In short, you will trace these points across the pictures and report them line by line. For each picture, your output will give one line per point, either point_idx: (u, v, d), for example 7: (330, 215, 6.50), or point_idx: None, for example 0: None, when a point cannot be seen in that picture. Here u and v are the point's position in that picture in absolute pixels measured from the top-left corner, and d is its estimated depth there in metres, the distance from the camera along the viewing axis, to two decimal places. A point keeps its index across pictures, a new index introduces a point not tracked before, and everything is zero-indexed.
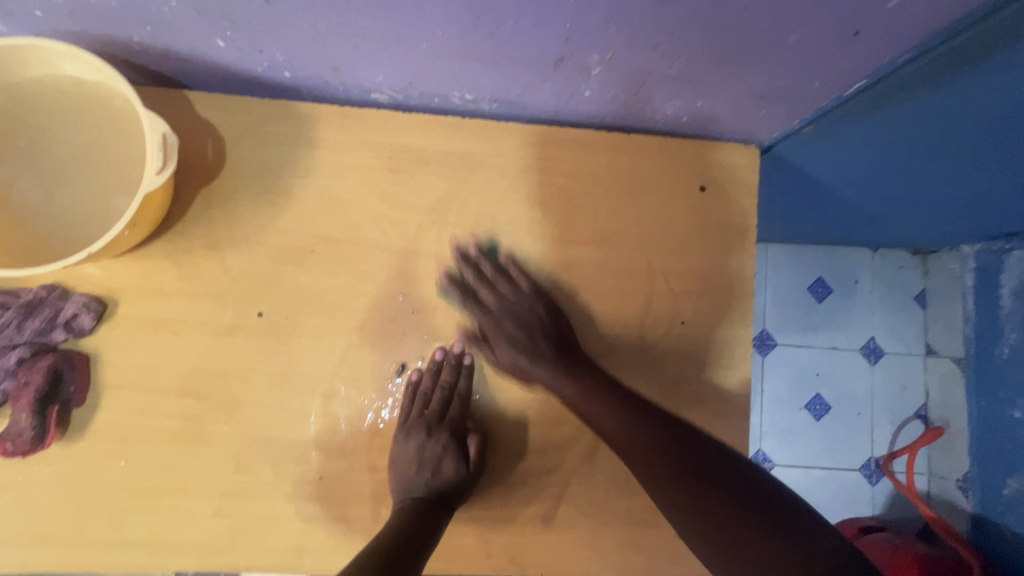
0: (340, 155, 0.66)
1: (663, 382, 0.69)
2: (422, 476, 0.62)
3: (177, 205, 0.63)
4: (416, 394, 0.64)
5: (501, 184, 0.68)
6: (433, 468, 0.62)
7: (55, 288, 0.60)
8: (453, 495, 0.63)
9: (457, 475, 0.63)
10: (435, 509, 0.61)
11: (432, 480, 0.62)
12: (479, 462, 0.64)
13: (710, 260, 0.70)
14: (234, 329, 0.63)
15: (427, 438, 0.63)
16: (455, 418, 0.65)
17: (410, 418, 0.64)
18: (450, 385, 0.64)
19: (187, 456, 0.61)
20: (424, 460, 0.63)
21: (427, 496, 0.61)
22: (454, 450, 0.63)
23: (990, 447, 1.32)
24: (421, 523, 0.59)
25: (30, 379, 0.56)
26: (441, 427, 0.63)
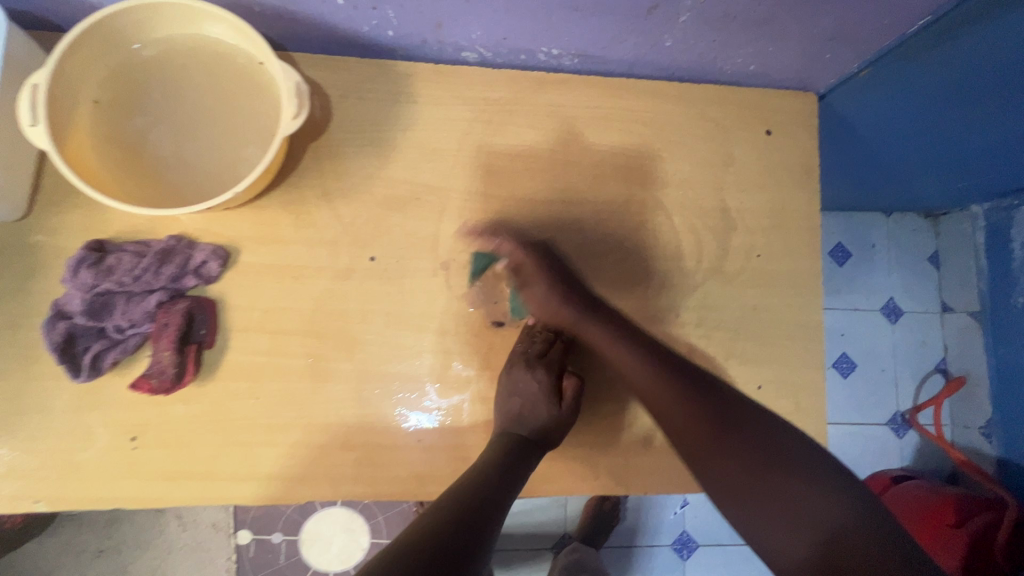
0: (437, 110, 0.70)
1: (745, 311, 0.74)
2: (520, 410, 0.65)
3: (291, 159, 0.67)
4: (530, 334, 0.69)
5: (586, 132, 0.73)
6: (530, 405, 0.65)
7: (182, 238, 0.63)
8: (543, 433, 0.65)
9: (551, 414, 0.65)
10: (526, 447, 0.63)
11: (529, 417, 0.64)
12: (573, 404, 0.67)
13: (779, 198, 0.76)
14: (349, 273, 0.67)
15: (526, 373, 0.66)
16: (554, 360, 0.68)
17: (514, 357, 0.67)
18: (558, 330, 0.69)
19: (312, 393, 0.65)
20: (526, 395, 0.65)
21: (521, 434, 0.64)
22: (552, 391, 0.66)
23: (1011, 395, 1.40)
24: (515, 461, 0.61)
25: (170, 320, 0.60)
26: (545, 366, 0.66)
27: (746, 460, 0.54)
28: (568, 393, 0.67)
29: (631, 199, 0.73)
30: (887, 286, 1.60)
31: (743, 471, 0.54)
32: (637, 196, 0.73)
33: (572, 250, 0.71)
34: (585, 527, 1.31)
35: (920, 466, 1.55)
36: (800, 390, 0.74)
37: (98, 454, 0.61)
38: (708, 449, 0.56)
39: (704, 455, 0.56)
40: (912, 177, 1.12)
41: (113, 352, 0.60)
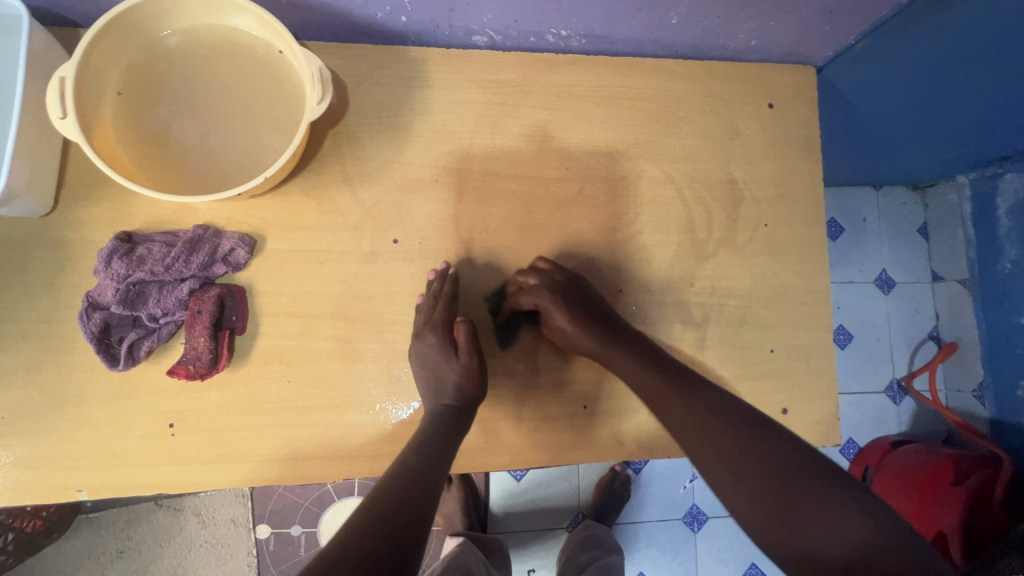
0: (451, 94, 0.72)
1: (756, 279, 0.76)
2: (438, 385, 0.64)
3: (311, 147, 0.69)
4: (419, 310, 0.67)
5: (596, 111, 0.75)
6: (438, 375, 0.64)
7: (209, 228, 0.64)
8: (466, 396, 0.64)
9: (462, 374, 0.65)
10: (456, 413, 0.64)
11: (445, 387, 0.64)
12: (470, 348, 0.66)
13: (784, 168, 0.78)
14: (374, 256, 0.68)
15: (422, 346, 0.65)
16: (443, 322, 0.65)
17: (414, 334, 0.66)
18: (436, 292, 0.67)
19: (344, 374, 0.66)
20: (434, 367, 0.64)
21: (446, 403, 0.64)
22: (448, 350, 0.65)
23: (1002, 357, 1.45)
24: (445, 433, 0.61)
25: (203, 307, 0.61)
26: (430, 330, 0.65)
27: (761, 468, 0.53)
28: (464, 343, 0.66)
29: (642, 175, 0.75)
30: (880, 258, 1.65)
31: (756, 481, 0.53)
32: (648, 172, 0.75)
33: (588, 226, 0.73)
34: (597, 504, 1.33)
35: (917, 431, 1.61)
36: (812, 353, 0.77)
37: (136, 442, 0.62)
38: (724, 457, 0.55)
39: (720, 463, 0.55)
40: (902, 149, 1.16)
41: (148, 341, 0.61)
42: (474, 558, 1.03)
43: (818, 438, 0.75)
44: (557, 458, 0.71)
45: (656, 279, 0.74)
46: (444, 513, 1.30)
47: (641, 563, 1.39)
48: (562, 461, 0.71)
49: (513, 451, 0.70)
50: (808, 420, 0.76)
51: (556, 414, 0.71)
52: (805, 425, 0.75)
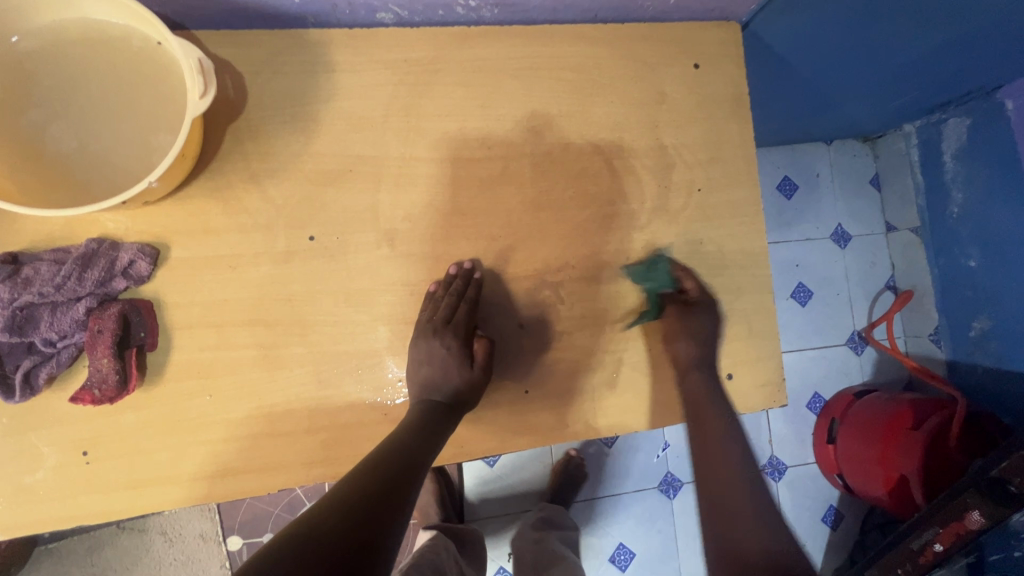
0: (357, 77, 0.68)
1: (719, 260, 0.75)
2: (435, 379, 0.64)
3: (209, 145, 0.64)
4: (430, 301, 0.66)
5: (515, 85, 0.72)
6: (442, 370, 0.64)
7: (104, 241, 0.60)
8: (461, 398, 0.64)
9: (465, 376, 0.65)
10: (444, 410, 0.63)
11: (443, 382, 0.64)
12: (484, 363, 0.66)
13: (714, 130, 0.76)
14: (290, 255, 0.65)
15: (434, 341, 0.64)
16: (463, 324, 0.66)
17: (427, 320, 0.65)
18: (460, 293, 0.66)
19: (270, 381, 0.63)
20: (437, 362, 0.64)
21: (440, 400, 0.64)
22: (462, 355, 0.65)
23: (955, 300, 1.48)
24: (436, 427, 0.61)
25: (103, 326, 0.57)
26: (448, 329, 0.64)
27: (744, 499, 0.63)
28: (480, 356, 0.66)
29: (567, 148, 0.73)
30: (835, 212, 1.66)
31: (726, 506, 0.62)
32: (573, 144, 0.73)
33: (515, 206, 0.71)
34: (552, 487, 1.34)
35: (880, 380, 1.64)
36: (754, 316, 0.76)
37: (48, 475, 0.58)
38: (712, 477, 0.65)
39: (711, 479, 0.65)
40: (843, 99, 1.16)
41: (47, 367, 0.57)
42: (442, 555, 1.00)
43: (762, 400, 0.75)
44: (502, 446, 0.69)
45: (589, 254, 0.72)
46: (418, 505, 1.25)
47: (620, 534, 1.41)
48: (507, 449, 0.69)
49: (457, 443, 0.68)
50: (754, 381, 0.75)
51: (499, 401, 0.69)
52: (750, 387, 0.75)
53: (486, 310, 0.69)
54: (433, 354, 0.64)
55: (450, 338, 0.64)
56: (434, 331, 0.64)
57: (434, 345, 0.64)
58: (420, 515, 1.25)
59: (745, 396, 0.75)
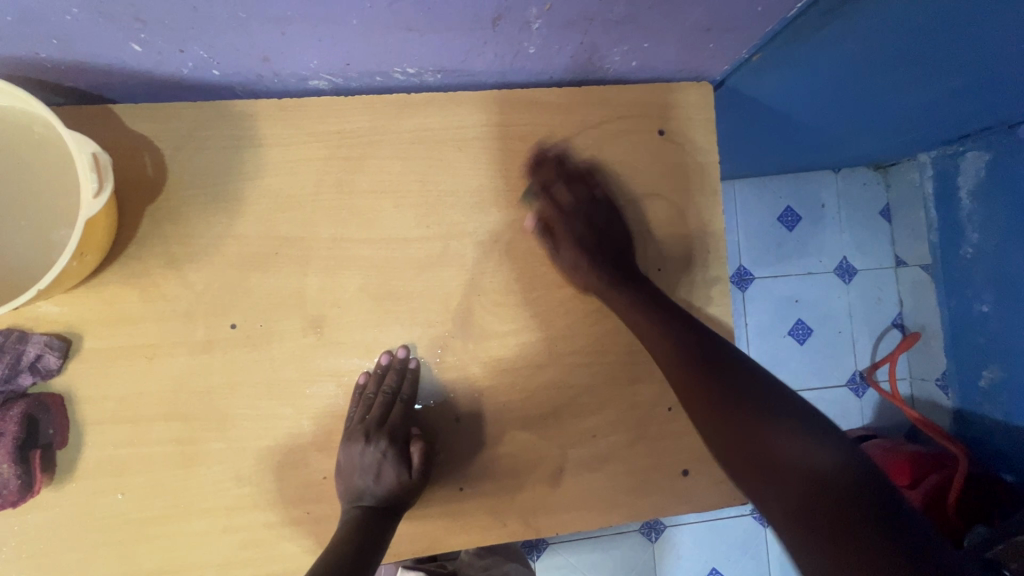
0: (286, 151, 0.63)
1: None
2: (367, 484, 0.61)
3: (126, 227, 0.61)
4: (361, 398, 0.62)
5: (459, 157, 0.67)
6: (374, 475, 0.61)
7: (11, 333, 0.57)
8: (396, 503, 0.61)
9: (399, 479, 0.61)
10: (378, 518, 0.60)
11: (375, 487, 0.60)
12: (423, 469, 0.62)
13: (677, 204, 0.71)
14: (210, 345, 0.61)
15: (366, 444, 0.61)
16: (396, 424, 0.63)
17: (358, 420, 0.62)
18: (393, 390, 0.62)
19: (186, 479, 0.60)
20: (368, 467, 0.61)
21: (372, 507, 0.60)
22: (396, 459, 0.61)
23: (964, 346, 1.39)
24: (368, 538, 0.57)
25: (5, 428, 0.55)
26: (381, 431, 0.61)
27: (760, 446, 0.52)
28: (415, 457, 0.62)
29: (513, 225, 0.67)
30: (840, 245, 1.57)
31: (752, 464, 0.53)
32: (520, 220, 0.67)
33: (455, 289, 0.66)
34: None
35: (880, 423, 1.56)
36: None
37: None
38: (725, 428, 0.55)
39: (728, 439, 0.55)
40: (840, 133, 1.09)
41: None
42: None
43: (723, 499, 0.70)
44: (434, 545, 0.65)
45: (535, 341, 0.67)
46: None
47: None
48: (440, 548, 0.65)
49: None
50: (713, 479, 0.69)
51: (431, 498, 0.65)
52: (708, 486, 0.69)
53: (426, 403, 0.65)
54: (366, 458, 0.61)
55: (384, 441, 0.61)
56: (368, 433, 0.61)
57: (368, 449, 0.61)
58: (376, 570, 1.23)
59: (703, 495, 0.69)
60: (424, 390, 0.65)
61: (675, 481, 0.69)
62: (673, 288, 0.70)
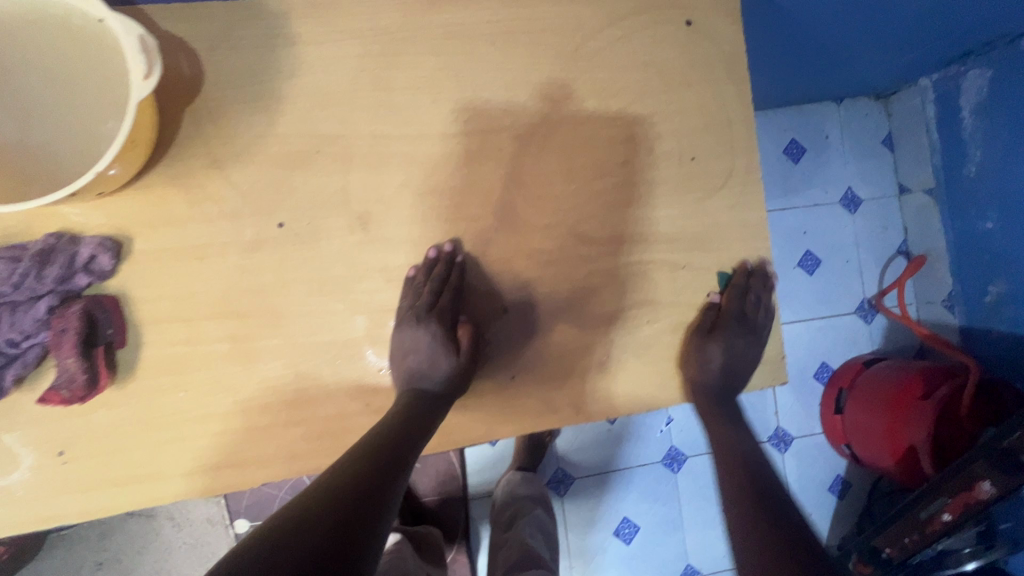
0: (320, 49, 0.63)
1: (727, 213, 0.71)
2: (422, 367, 0.62)
3: (167, 129, 0.60)
4: (411, 287, 0.64)
5: (491, 52, 0.67)
6: (426, 358, 0.62)
7: (63, 235, 0.57)
8: (451, 384, 0.63)
9: (450, 363, 0.63)
10: (436, 398, 0.62)
11: (430, 369, 0.62)
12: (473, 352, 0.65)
13: (708, 93, 0.71)
14: (260, 244, 0.62)
15: (418, 329, 0.62)
16: (445, 310, 0.63)
17: (409, 308, 0.63)
18: (442, 278, 0.63)
19: (246, 376, 0.61)
20: (421, 350, 0.62)
21: (430, 388, 0.62)
22: (446, 342, 0.63)
23: (970, 264, 1.41)
24: (427, 414, 0.60)
25: (67, 324, 0.55)
26: (431, 316, 0.62)
27: None
28: (465, 341, 0.64)
29: (548, 119, 0.68)
30: (845, 175, 1.59)
31: None
32: (555, 114, 0.68)
33: (496, 183, 0.67)
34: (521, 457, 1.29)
35: (888, 348, 1.58)
36: (754, 291, 0.72)
37: (25, 475, 0.57)
38: None
39: None
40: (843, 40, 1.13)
41: (13, 368, 0.55)
42: (407, 560, 0.94)
43: None
44: (490, 433, 0.67)
45: (577, 234, 0.68)
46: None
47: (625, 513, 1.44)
48: (496, 435, 0.67)
49: (443, 433, 0.66)
50: (753, 359, 0.72)
51: (484, 388, 0.67)
52: (749, 367, 0.72)
53: (471, 294, 0.67)
54: (418, 342, 0.62)
55: (436, 325, 0.62)
56: (419, 318, 0.62)
57: (421, 333, 0.62)
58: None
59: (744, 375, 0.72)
60: (469, 281, 0.67)
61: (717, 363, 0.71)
62: (706, 176, 0.71)
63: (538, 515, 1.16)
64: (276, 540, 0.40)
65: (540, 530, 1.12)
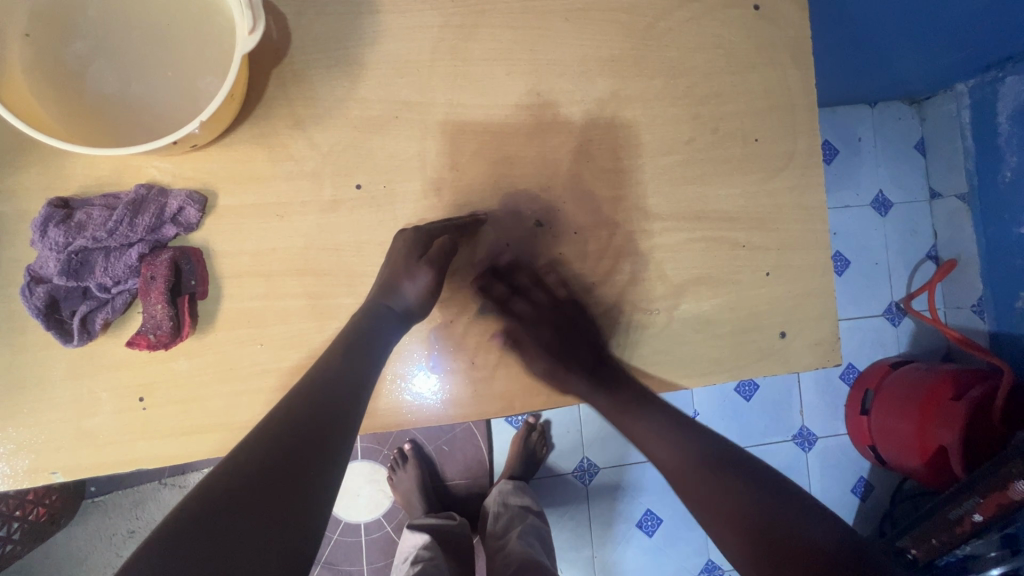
0: (403, 18, 0.65)
1: (789, 194, 0.72)
2: (387, 274, 0.61)
3: (254, 89, 0.62)
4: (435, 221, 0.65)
5: (566, 28, 0.68)
6: (395, 265, 0.61)
7: (153, 187, 0.59)
8: (400, 303, 0.61)
9: (416, 287, 0.61)
10: (384, 316, 0.60)
11: (391, 280, 0.61)
12: (437, 279, 0.61)
13: (773, 77, 0.72)
14: (338, 204, 0.63)
15: (403, 241, 0.62)
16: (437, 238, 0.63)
17: (407, 230, 0.63)
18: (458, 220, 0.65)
19: (319, 332, 0.63)
20: (396, 258, 0.61)
21: (383, 301, 0.60)
22: (419, 256, 0.61)
23: (1002, 270, 1.37)
24: (374, 339, 0.59)
25: (156, 272, 0.57)
26: (421, 234, 0.62)
27: None
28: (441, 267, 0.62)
29: (618, 95, 0.69)
30: (876, 178, 1.55)
31: None
32: (625, 91, 0.69)
33: (566, 156, 0.68)
34: (514, 465, 1.25)
35: (916, 352, 1.55)
36: (812, 273, 0.73)
37: (105, 419, 0.59)
38: None
39: None
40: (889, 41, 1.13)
41: (103, 313, 0.57)
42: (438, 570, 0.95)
43: (817, 360, 0.73)
44: (551, 401, 0.68)
45: (640, 207, 0.69)
46: (407, 496, 1.24)
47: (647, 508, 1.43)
48: (556, 404, 0.68)
49: (506, 399, 0.67)
50: (809, 340, 0.73)
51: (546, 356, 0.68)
52: (805, 348, 0.73)
53: (526, 266, 0.68)
54: (401, 252, 0.61)
55: (418, 243, 0.61)
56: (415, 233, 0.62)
57: (404, 246, 0.61)
58: (406, 506, 1.23)
59: (800, 356, 0.73)
60: (502, 239, 0.67)
61: (775, 341, 0.72)
62: (768, 159, 0.72)
63: (535, 524, 1.10)
64: (225, 493, 0.42)
65: (538, 538, 1.05)
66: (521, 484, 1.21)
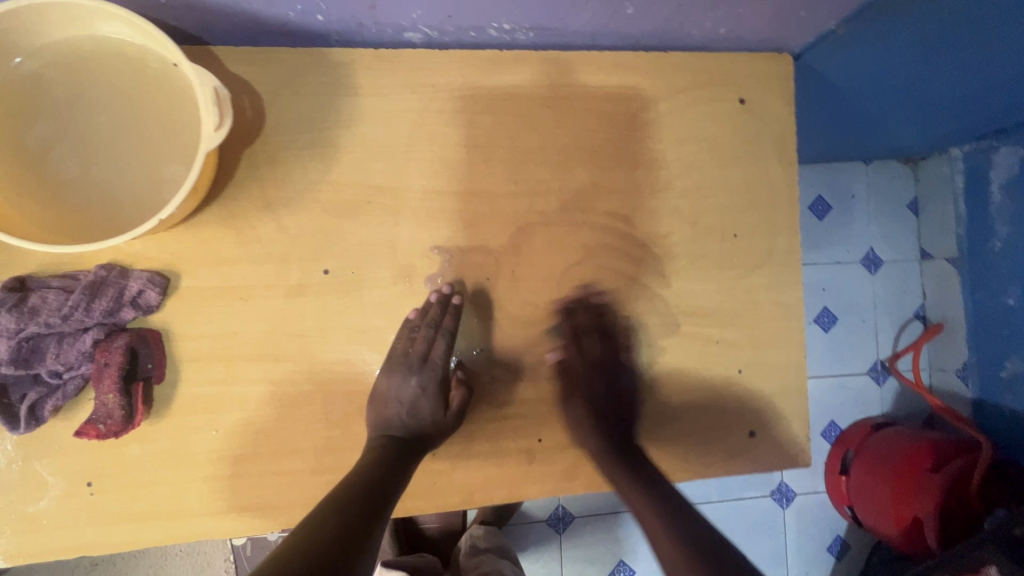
0: (381, 100, 0.64)
1: (765, 291, 0.72)
2: (399, 413, 0.61)
3: (225, 169, 0.61)
4: (407, 330, 0.63)
5: (547, 115, 0.67)
6: (408, 404, 0.62)
7: (114, 268, 0.58)
8: (425, 436, 0.62)
9: (433, 416, 0.62)
10: (405, 448, 0.60)
11: (407, 417, 0.61)
12: (459, 410, 0.63)
13: (755, 173, 0.72)
14: (303, 289, 0.62)
15: (407, 380, 0.62)
16: (438, 363, 0.63)
17: (400, 359, 0.62)
18: (439, 326, 0.63)
19: (277, 419, 0.61)
20: (405, 396, 0.62)
21: (399, 436, 0.61)
22: (436, 401, 0.62)
23: (987, 339, 1.35)
24: (395, 459, 0.58)
25: (110, 359, 0.55)
26: (425, 367, 0.62)
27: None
28: (454, 400, 0.64)
29: (597, 185, 0.68)
30: (868, 236, 1.53)
31: None
32: (604, 181, 0.68)
33: (539, 245, 0.67)
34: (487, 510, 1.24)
35: (899, 412, 1.54)
36: (784, 372, 0.72)
37: (51, 503, 0.57)
38: None
39: None
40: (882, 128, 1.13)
41: (53, 399, 0.56)
42: None
43: (785, 459, 0.72)
44: (512, 494, 0.66)
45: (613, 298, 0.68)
46: None
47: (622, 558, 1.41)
48: (516, 497, 0.67)
49: (466, 490, 0.66)
50: (778, 441, 0.72)
51: (510, 448, 0.67)
52: (773, 447, 0.72)
53: (495, 356, 0.67)
54: (405, 387, 0.61)
55: (426, 376, 0.62)
56: (415, 363, 0.62)
57: (406, 379, 0.62)
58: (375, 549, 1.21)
59: (769, 456, 0.72)
60: (467, 327, 0.66)
61: (743, 441, 0.71)
62: (747, 255, 0.71)
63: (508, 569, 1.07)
64: None
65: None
66: (495, 530, 1.19)
